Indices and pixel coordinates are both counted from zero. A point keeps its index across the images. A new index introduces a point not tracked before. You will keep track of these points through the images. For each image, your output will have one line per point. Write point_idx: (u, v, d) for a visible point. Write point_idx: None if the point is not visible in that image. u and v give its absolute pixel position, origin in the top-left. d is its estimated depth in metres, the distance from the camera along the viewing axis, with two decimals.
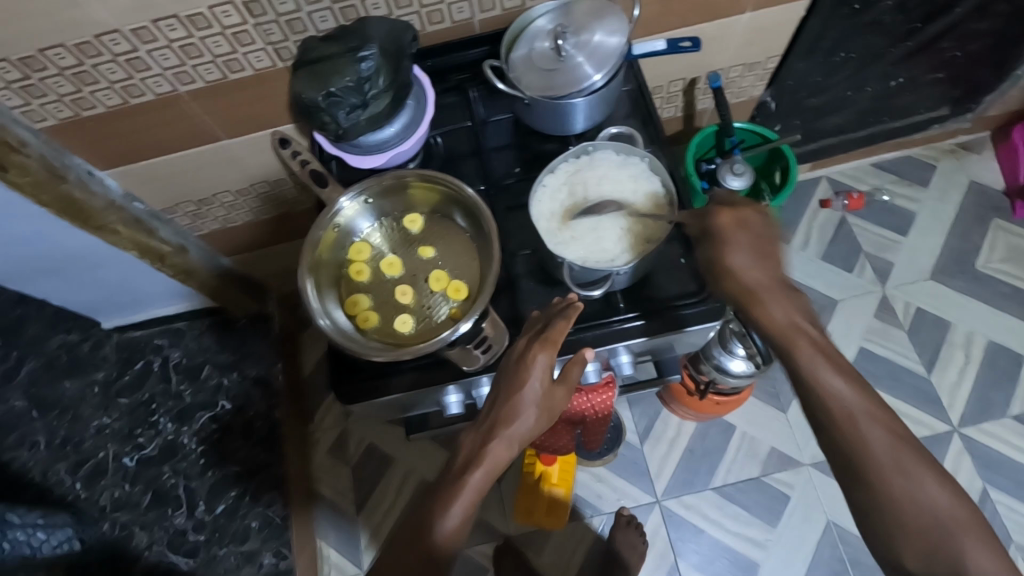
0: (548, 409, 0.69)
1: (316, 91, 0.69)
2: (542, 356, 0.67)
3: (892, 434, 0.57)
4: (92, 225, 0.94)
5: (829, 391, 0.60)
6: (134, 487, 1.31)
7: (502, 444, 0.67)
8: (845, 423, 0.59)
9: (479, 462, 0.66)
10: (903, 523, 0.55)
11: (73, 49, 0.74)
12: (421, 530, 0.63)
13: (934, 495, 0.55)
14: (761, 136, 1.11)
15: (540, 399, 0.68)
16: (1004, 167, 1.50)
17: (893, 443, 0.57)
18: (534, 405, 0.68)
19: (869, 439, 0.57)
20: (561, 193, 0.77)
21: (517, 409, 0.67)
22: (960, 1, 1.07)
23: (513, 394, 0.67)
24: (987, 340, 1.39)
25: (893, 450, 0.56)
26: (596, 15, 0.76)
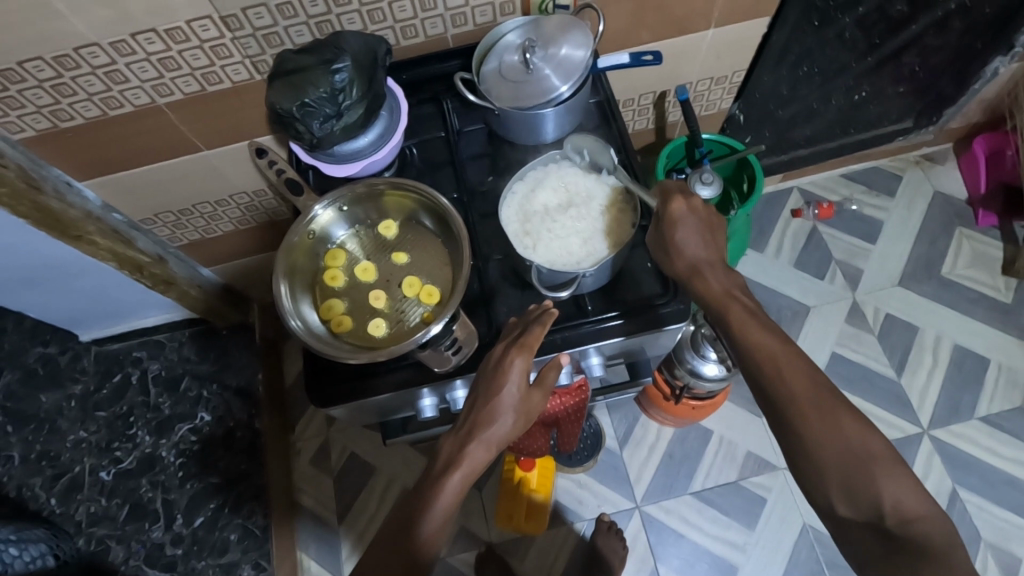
0: (525, 412, 0.70)
1: (290, 101, 0.71)
2: (519, 360, 0.69)
3: (843, 432, 0.60)
4: (70, 235, 0.95)
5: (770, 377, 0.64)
6: (111, 500, 1.30)
7: (479, 447, 0.68)
8: (795, 421, 0.62)
9: (458, 463, 0.67)
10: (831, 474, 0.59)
11: (52, 61, 0.75)
12: (404, 532, 0.64)
13: (891, 491, 0.57)
14: (729, 147, 1.15)
15: (517, 404, 0.69)
16: (967, 177, 1.56)
17: (843, 437, 0.59)
18: (511, 409, 0.69)
19: (814, 436, 0.60)
20: (527, 198, 0.80)
21: (495, 412, 0.68)
22: (916, 17, 1.13)
23: (491, 398, 0.69)
24: (954, 344, 1.43)
25: (845, 451, 0.59)
26: (564, 29, 0.79)
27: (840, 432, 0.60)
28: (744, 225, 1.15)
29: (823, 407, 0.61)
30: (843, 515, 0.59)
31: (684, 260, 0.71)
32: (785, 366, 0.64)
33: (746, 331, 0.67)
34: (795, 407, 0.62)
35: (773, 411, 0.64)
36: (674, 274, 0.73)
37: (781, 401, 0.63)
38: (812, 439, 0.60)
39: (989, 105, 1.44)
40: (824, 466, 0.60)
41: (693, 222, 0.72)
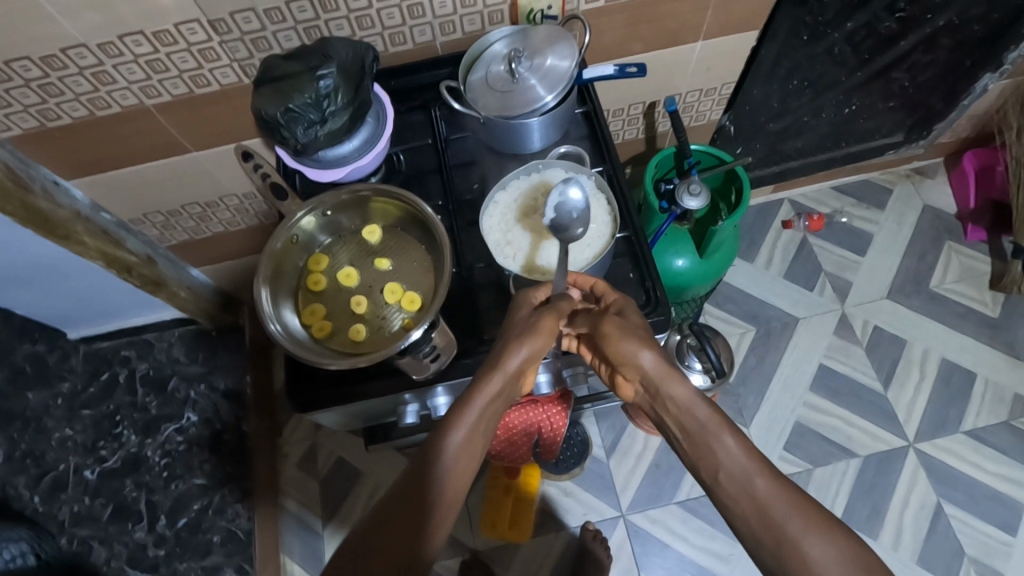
0: (545, 335, 0.69)
1: (276, 107, 0.71)
2: (529, 292, 0.72)
3: (838, 551, 0.56)
4: (58, 235, 0.94)
5: (754, 491, 0.60)
6: (95, 500, 1.29)
7: (498, 376, 0.66)
8: (788, 541, 0.57)
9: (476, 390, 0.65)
10: None
11: (39, 61, 0.75)
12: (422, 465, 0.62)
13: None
14: (717, 159, 1.16)
15: (533, 326, 0.69)
16: (956, 191, 1.56)
17: (841, 554, 0.55)
18: (529, 331, 0.68)
19: (815, 560, 0.55)
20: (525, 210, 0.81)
21: (513, 344, 0.67)
22: (905, 34, 1.13)
23: (513, 333, 0.69)
24: (941, 358, 1.43)
25: (845, 568, 0.55)
26: (549, 41, 0.79)
27: (835, 551, 0.56)
28: (732, 236, 1.15)
29: (814, 520, 0.57)
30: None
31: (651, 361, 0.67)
32: (763, 484, 0.60)
33: (718, 444, 0.63)
34: (786, 529, 0.57)
35: (762, 531, 0.58)
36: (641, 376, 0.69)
37: (771, 524, 0.58)
38: (811, 560, 0.55)
39: (978, 121, 1.45)
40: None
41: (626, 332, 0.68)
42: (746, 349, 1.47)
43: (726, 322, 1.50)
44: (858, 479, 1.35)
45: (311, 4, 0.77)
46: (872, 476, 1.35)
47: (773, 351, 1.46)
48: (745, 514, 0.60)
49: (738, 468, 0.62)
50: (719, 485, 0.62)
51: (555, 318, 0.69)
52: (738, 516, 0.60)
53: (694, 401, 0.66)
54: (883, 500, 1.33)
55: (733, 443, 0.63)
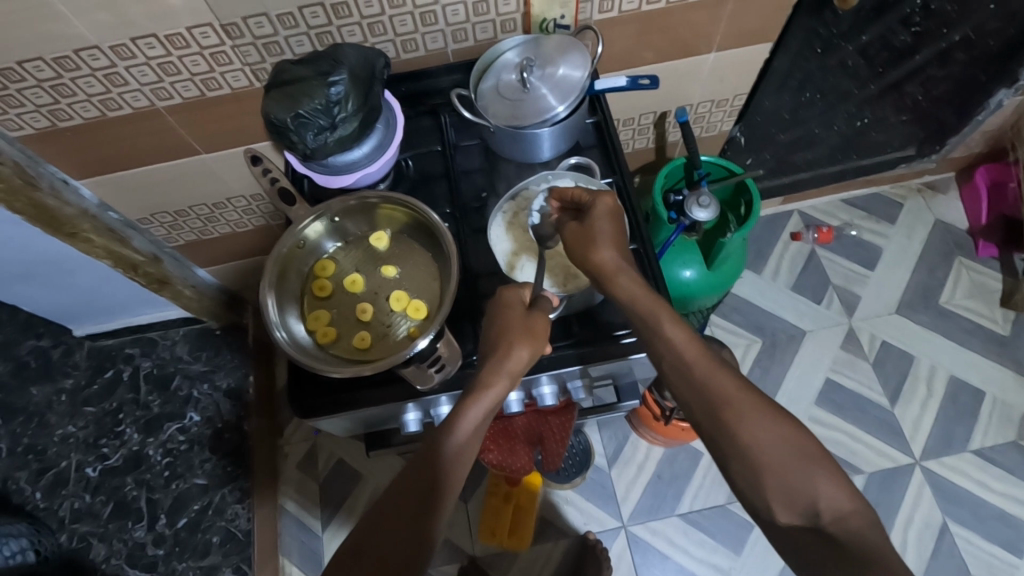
0: (538, 337, 0.67)
1: (285, 112, 0.70)
2: (512, 294, 0.71)
3: (776, 433, 0.56)
4: (65, 232, 0.95)
5: (697, 380, 0.60)
6: (95, 497, 1.29)
7: (501, 379, 0.65)
8: (728, 425, 0.58)
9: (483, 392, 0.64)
10: (764, 469, 0.55)
11: (52, 62, 0.76)
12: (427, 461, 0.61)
13: (823, 491, 0.53)
14: (727, 170, 1.15)
15: (526, 327, 0.67)
16: (968, 206, 1.55)
17: (780, 439, 0.56)
18: (525, 335, 0.66)
19: (753, 443, 0.56)
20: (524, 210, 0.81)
21: (511, 344, 0.65)
22: (920, 49, 1.12)
23: (513, 333, 0.66)
24: (949, 375, 1.42)
25: (781, 449, 0.56)
26: (562, 50, 0.79)
27: (773, 433, 0.57)
28: (741, 248, 1.14)
29: (754, 403, 0.58)
30: (786, 525, 0.55)
31: (608, 256, 0.68)
32: (706, 368, 0.61)
33: (666, 330, 0.64)
34: (726, 412, 0.58)
35: (704, 413, 0.60)
36: (594, 272, 0.69)
37: (712, 407, 0.59)
38: (748, 439, 0.57)
39: (992, 136, 1.44)
40: (765, 468, 0.55)
41: (607, 225, 0.70)
42: (752, 361, 1.46)
43: (732, 333, 1.49)
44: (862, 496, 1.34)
45: (324, 10, 0.77)
46: (876, 493, 1.34)
47: (779, 363, 1.45)
48: (690, 400, 0.61)
49: (681, 354, 0.62)
50: (668, 370, 0.63)
51: (545, 317, 0.68)
52: (682, 399, 0.62)
53: (640, 293, 0.66)
54: (887, 517, 1.31)
55: (678, 333, 0.63)
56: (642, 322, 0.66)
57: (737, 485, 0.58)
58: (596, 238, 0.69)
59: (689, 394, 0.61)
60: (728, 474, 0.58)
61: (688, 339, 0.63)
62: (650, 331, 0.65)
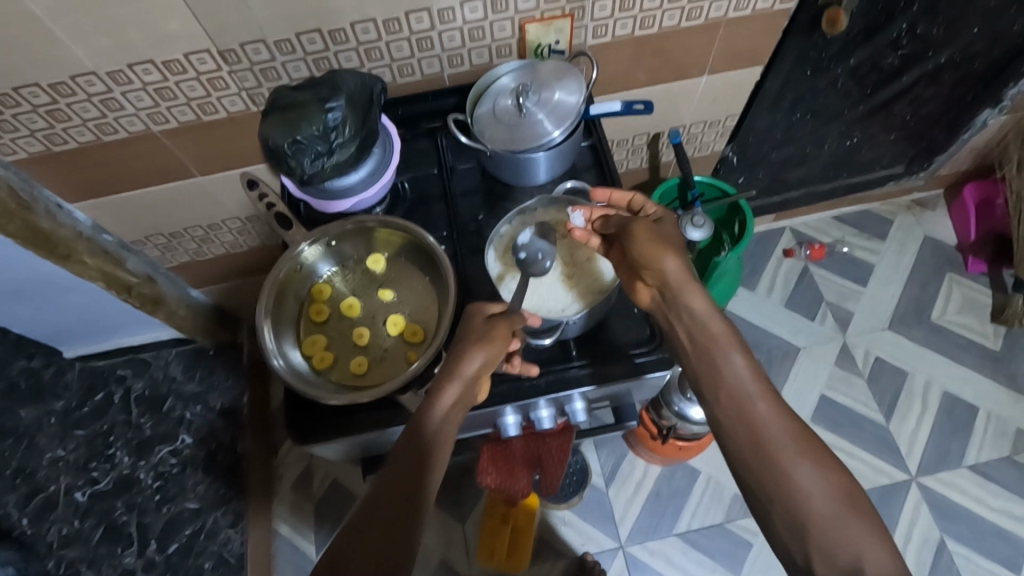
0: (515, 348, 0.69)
1: (283, 137, 0.70)
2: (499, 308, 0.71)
3: (827, 486, 0.55)
4: (58, 254, 0.94)
5: (748, 414, 0.60)
6: (84, 522, 1.27)
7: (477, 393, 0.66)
8: (777, 465, 0.57)
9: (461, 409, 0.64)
10: (808, 513, 0.54)
11: (48, 88, 0.76)
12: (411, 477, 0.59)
13: (867, 548, 0.51)
14: (721, 190, 1.17)
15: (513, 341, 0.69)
16: (957, 223, 1.57)
17: (830, 486, 0.55)
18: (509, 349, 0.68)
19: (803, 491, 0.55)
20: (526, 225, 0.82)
21: (495, 357, 0.67)
22: (907, 70, 1.14)
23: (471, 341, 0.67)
24: (944, 391, 1.43)
25: (828, 494, 0.55)
26: (558, 75, 0.80)
27: (822, 486, 0.55)
28: (735, 267, 1.15)
29: (806, 446, 0.58)
30: None
31: (675, 267, 0.68)
32: (764, 404, 0.60)
33: (721, 354, 0.64)
34: (775, 451, 0.58)
35: (748, 445, 0.59)
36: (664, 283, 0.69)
37: (761, 447, 0.58)
38: (797, 482, 0.56)
39: (979, 154, 1.46)
40: (811, 517, 0.54)
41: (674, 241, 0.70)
42: None
43: None
44: None
45: (321, 37, 0.78)
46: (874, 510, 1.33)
47: (775, 380, 1.45)
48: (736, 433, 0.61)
49: (738, 385, 0.62)
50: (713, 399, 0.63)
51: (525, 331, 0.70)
52: (727, 432, 0.61)
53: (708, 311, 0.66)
54: None
55: (740, 362, 0.63)
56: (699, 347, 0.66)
57: (774, 529, 0.56)
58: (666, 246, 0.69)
59: (738, 427, 0.60)
60: (767, 518, 0.57)
61: (750, 375, 0.62)
62: (703, 355, 0.65)
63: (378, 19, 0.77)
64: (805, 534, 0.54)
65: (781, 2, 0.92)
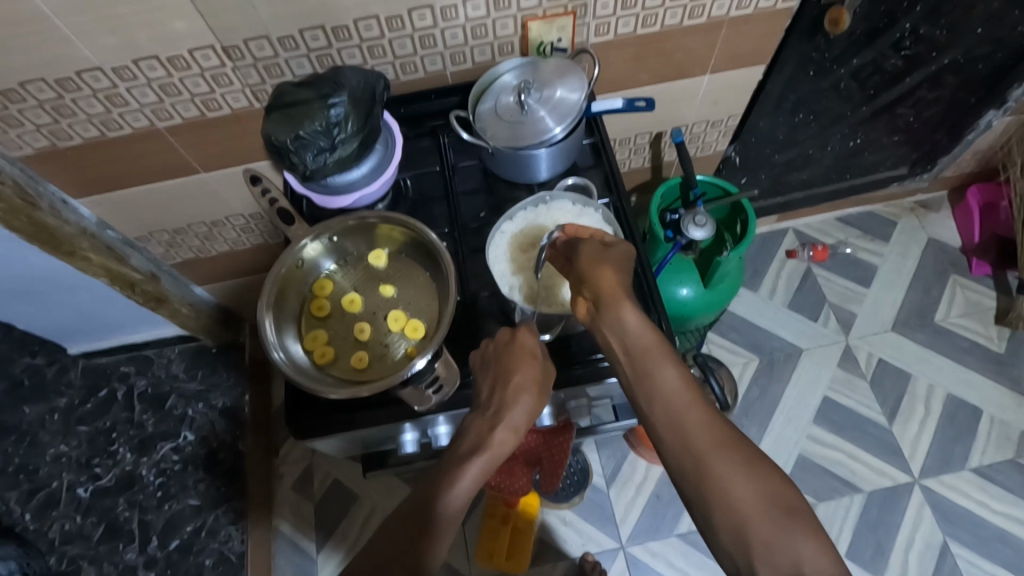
0: (542, 385, 0.67)
1: (286, 133, 0.71)
2: (524, 336, 0.70)
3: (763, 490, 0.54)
4: (62, 250, 0.94)
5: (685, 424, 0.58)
6: (86, 519, 1.28)
7: (506, 436, 0.64)
8: (708, 473, 0.55)
9: (485, 449, 0.63)
10: (745, 529, 0.52)
11: (54, 83, 0.76)
12: (425, 512, 0.59)
13: (806, 553, 0.50)
14: (722, 190, 1.17)
15: (537, 378, 0.68)
16: (961, 226, 1.56)
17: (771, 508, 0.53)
18: (534, 386, 0.67)
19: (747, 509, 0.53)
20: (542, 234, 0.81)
21: (517, 397, 0.66)
22: (910, 72, 1.13)
23: (524, 382, 0.67)
24: (947, 394, 1.42)
25: (764, 504, 0.53)
26: (559, 73, 0.80)
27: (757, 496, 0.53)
28: (738, 266, 1.14)
29: (743, 460, 0.56)
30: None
31: (609, 279, 0.65)
32: (696, 417, 0.58)
33: (661, 367, 0.61)
34: (711, 465, 0.56)
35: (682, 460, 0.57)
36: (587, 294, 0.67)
37: (694, 462, 0.56)
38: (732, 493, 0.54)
39: (983, 156, 1.46)
40: (750, 528, 0.52)
41: (614, 261, 0.67)
42: (751, 379, 1.46)
43: (730, 351, 1.49)
44: (862, 516, 1.33)
45: (324, 33, 0.78)
46: (877, 513, 1.33)
47: (777, 382, 1.45)
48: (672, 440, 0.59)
49: (676, 399, 0.60)
50: (647, 409, 0.61)
51: (551, 369, 0.69)
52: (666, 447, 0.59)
53: (640, 324, 0.63)
54: (887, 538, 1.31)
55: (672, 375, 0.60)
56: (634, 362, 0.62)
57: (715, 534, 0.54)
58: (601, 261, 0.67)
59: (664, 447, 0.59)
60: (709, 527, 0.55)
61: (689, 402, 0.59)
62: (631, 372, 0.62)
63: (381, 16, 0.78)
64: (749, 546, 0.52)
65: (783, 1, 0.92)
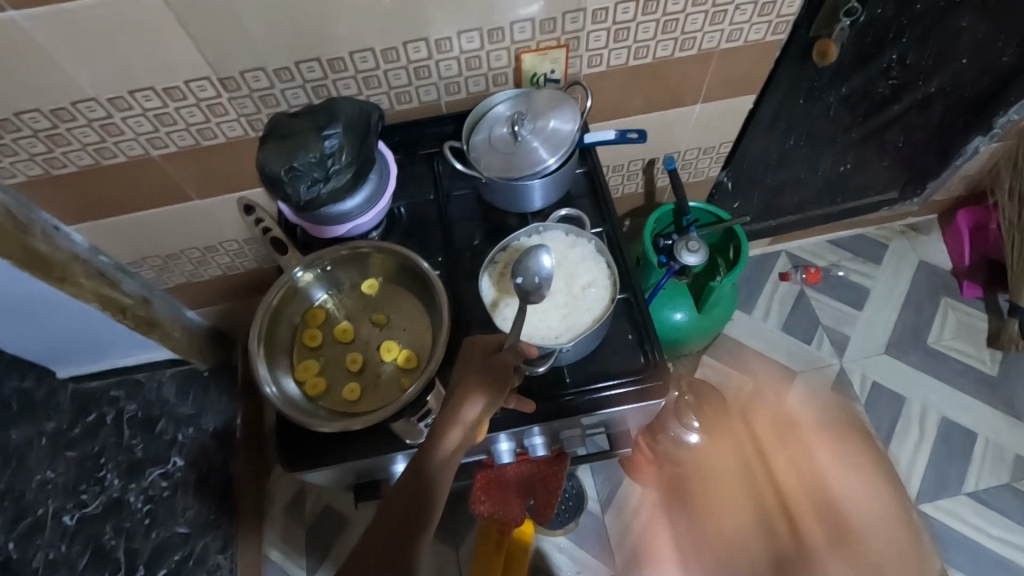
0: (495, 376, 0.66)
1: (280, 164, 0.71)
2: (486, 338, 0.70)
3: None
4: (54, 277, 0.93)
5: None
6: (71, 547, 1.25)
7: (460, 426, 0.63)
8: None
9: (441, 441, 0.62)
10: None
11: (49, 113, 0.77)
12: (396, 517, 0.59)
13: None
14: (714, 216, 1.18)
15: (488, 369, 0.66)
16: (952, 249, 1.58)
17: None
18: (485, 379, 0.66)
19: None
20: None
21: (469, 390, 0.64)
22: (898, 99, 1.15)
23: (472, 379, 0.65)
24: (941, 416, 1.42)
25: None
26: (552, 105, 0.81)
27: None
28: (730, 291, 1.15)
29: None
30: None
31: None
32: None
33: None
34: None
35: None
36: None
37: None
38: None
39: (971, 180, 1.48)
40: None
41: None
42: None
43: (724, 374, 1.49)
44: None
45: (320, 65, 0.79)
46: None
47: None
48: None
49: None
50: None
51: (509, 360, 0.67)
52: None
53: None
54: None
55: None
56: None
57: None
58: None
59: None
60: None
61: None
62: None
63: (377, 48, 0.79)
64: None
65: (772, 33, 0.94)
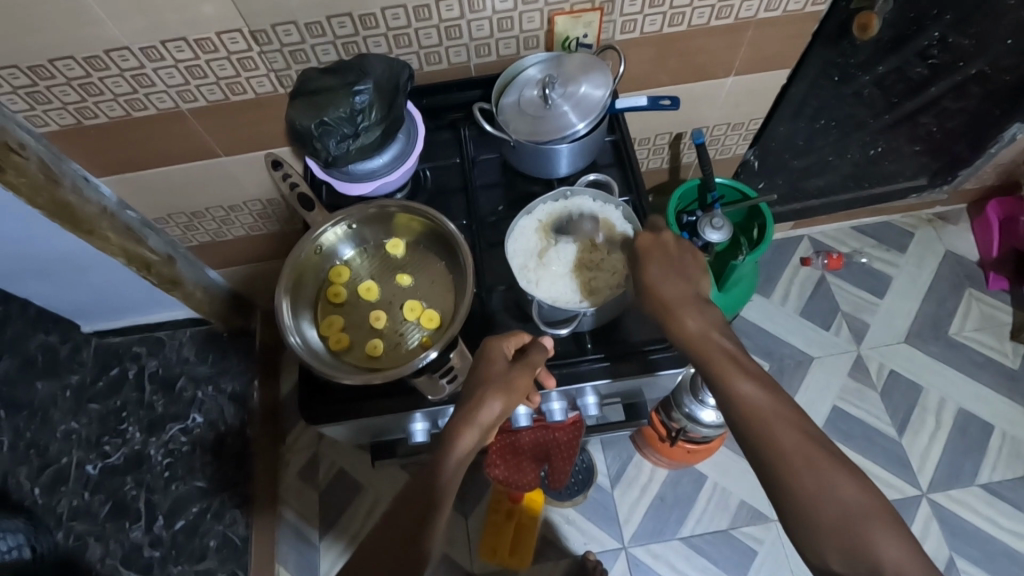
0: (508, 386, 0.68)
1: (310, 119, 0.71)
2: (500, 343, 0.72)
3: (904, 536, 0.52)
4: (81, 229, 0.93)
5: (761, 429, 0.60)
6: (94, 496, 1.29)
7: (472, 429, 0.65)
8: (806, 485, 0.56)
9: (455, 441, 0.65)
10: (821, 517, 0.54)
11: (83, 61, 0.77)
12: (413, 502, 0.61)
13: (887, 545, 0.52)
14: (741, 193, 1.16)
15: (501, 380, 0.68)
16: (980, 240, 1.54)
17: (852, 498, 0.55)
18: (501, 389, 0.68)
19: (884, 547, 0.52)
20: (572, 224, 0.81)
21: (486, 396, 0.67)
22: (936, 81, 1.12)
23: (491, 383, 0.68)
24: (958, 408, 1.40)
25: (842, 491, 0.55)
26: (584, 69, 0.80)
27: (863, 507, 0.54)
28: (751, 271, 1.14)
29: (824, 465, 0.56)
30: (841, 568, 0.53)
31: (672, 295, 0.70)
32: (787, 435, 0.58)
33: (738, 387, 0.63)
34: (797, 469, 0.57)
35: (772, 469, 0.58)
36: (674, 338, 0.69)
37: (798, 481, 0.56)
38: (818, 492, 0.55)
39: (1006, 169, 1.44)
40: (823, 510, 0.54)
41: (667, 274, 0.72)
42: None
43: None
44: None
45: (351, 21, 0.79)
46: None
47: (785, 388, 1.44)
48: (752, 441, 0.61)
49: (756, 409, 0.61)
50: (765, 449, 0.59)
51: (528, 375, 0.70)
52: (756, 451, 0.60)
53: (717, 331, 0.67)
54: None
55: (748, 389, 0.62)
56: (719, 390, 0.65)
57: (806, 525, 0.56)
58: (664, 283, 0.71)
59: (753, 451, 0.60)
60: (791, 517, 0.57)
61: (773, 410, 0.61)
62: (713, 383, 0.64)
63: (408, 6, 0.78)
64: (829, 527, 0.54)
65: (814, 4, 0.91)
